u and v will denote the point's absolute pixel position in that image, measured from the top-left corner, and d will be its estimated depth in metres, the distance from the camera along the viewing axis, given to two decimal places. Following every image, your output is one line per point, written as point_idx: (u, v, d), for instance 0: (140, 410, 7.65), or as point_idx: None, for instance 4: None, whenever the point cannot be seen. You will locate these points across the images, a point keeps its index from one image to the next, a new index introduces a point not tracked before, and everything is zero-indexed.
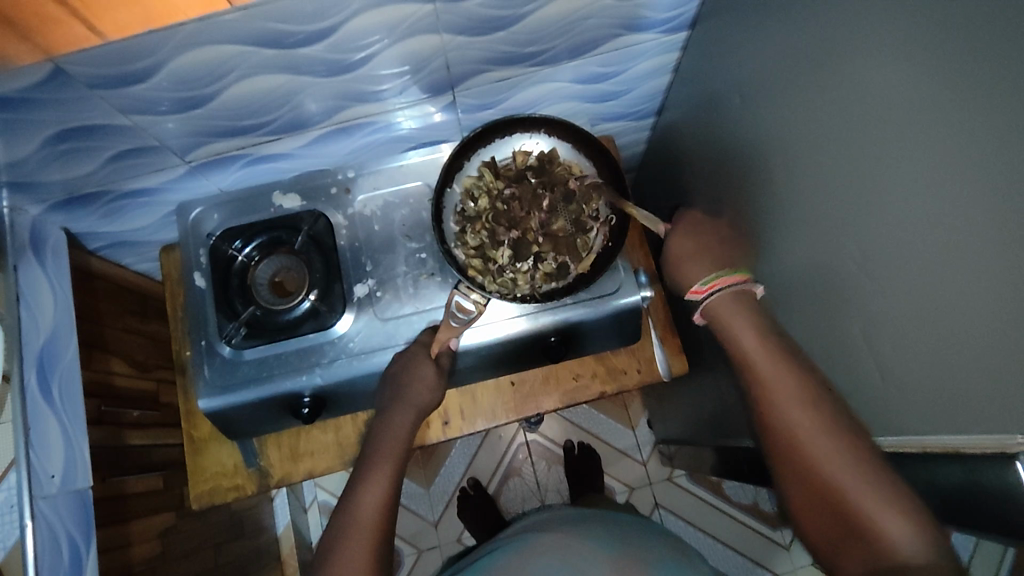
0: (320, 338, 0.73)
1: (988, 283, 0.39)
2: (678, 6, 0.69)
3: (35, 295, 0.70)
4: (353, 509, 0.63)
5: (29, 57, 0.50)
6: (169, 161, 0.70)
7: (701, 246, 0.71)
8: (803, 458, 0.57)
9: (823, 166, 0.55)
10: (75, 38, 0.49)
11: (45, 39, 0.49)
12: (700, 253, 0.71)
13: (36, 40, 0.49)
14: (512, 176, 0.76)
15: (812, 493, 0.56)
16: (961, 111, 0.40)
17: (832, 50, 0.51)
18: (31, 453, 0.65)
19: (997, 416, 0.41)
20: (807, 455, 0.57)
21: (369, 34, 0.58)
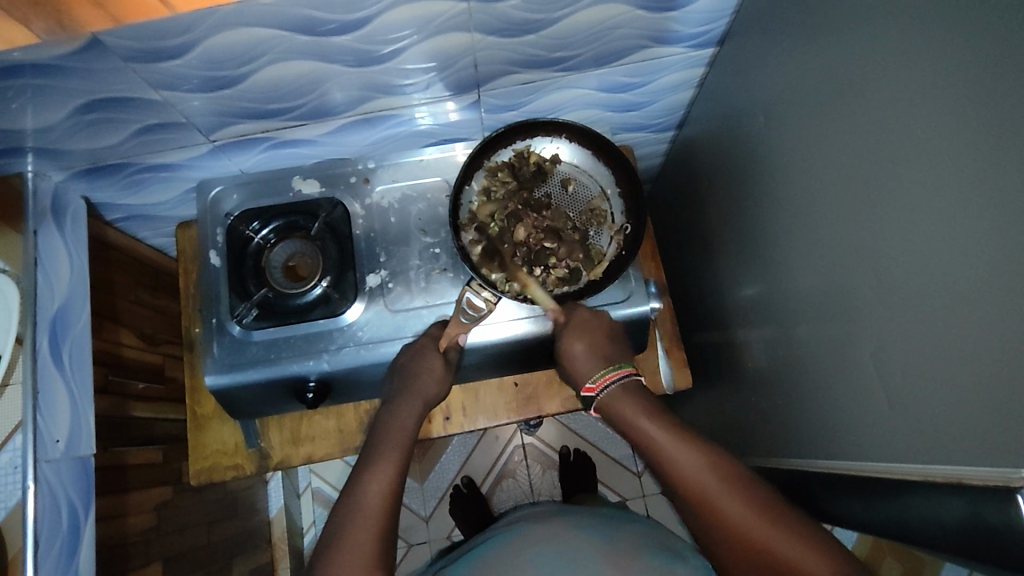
0: (330, 324, 0.74)
1: (998, 317, 0.40)
2: (708, 22, 0.70)
3: (52, 261, 0.71)
4: (359, 496, 0.61)
5: (97, 21, 0.50)
6: (194, 139, 0.71)
7: (592, 350, 0.70)
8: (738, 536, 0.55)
9: (842, 191, 0.55)
10: (142, 9, 0.49)
11: (117, 7, 0.49)
12: (593, 355, 0.70)
13: (109, 8, 0.49)
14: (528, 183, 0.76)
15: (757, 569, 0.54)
16: (980, 144, 0.40)
17: (858, 76, 0.52)
18: (37, 417, 0.66)
19: (1002, 450, 0.41)
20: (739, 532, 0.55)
21: (400, 28, 0.59)
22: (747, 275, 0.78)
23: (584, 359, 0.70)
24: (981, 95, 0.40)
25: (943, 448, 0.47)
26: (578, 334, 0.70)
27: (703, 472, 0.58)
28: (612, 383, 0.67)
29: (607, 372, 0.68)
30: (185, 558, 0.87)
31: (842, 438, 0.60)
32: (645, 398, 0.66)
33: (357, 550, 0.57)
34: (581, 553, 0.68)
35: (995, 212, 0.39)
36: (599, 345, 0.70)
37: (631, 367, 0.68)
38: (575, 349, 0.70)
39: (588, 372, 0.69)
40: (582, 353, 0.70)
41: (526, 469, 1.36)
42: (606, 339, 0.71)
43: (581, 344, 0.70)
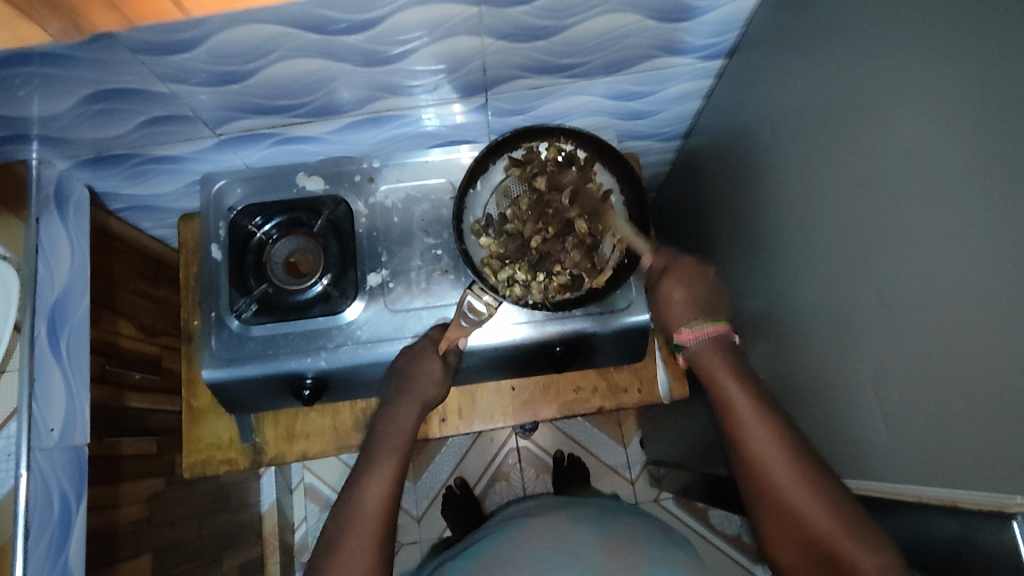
0: (329, 322, 0.74)
1: (999, 342, 0.40)
2: (718, 34, 0.70)
3: (53, 249, 0.71)
4: (357, 501, 0.61)
5: (111, 23, 0.51)
6: (199, 132, 0.71)
7: (693, 296, 0.71)
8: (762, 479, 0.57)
9: (846, 208, 0.55)
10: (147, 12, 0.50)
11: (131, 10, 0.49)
12: (693, 303, 0.71)
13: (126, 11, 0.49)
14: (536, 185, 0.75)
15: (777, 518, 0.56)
16: (985, 168, 0.40)
17: (866, 96, 0.52)
18: (33, 405, 0.66)
19: (999, 475, 0.41)
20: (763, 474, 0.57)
21: (411, 30, 0.59)
22: (748, 287, 0.77)
23: (681, 306, 0.71)
24: (988, 119, 0.40)
25: (938, 470, 0.47)
26: (681, 282, 0.72)
27: (755, 424, 0.59)
28: (704, 336, 0.68)
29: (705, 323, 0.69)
30: (175, 551, 0.87)
31: (837, 455, 0.60)
32: (717, 341, 0.67)
33: (354, 557, 0.57)
34: (579, 547, 0.68)
35: (999, 237, 0.39)
36: (696, 296, 0.71)
37: (726, 325, 0.69)
38: (675, 298, 0.71)
39: (682, 321, 0.70)
40: (682, 300, 0.71)
41: (520, 473, 1.36)
42: (705, 292, 0.72)
43: (681, 293, 0.71)
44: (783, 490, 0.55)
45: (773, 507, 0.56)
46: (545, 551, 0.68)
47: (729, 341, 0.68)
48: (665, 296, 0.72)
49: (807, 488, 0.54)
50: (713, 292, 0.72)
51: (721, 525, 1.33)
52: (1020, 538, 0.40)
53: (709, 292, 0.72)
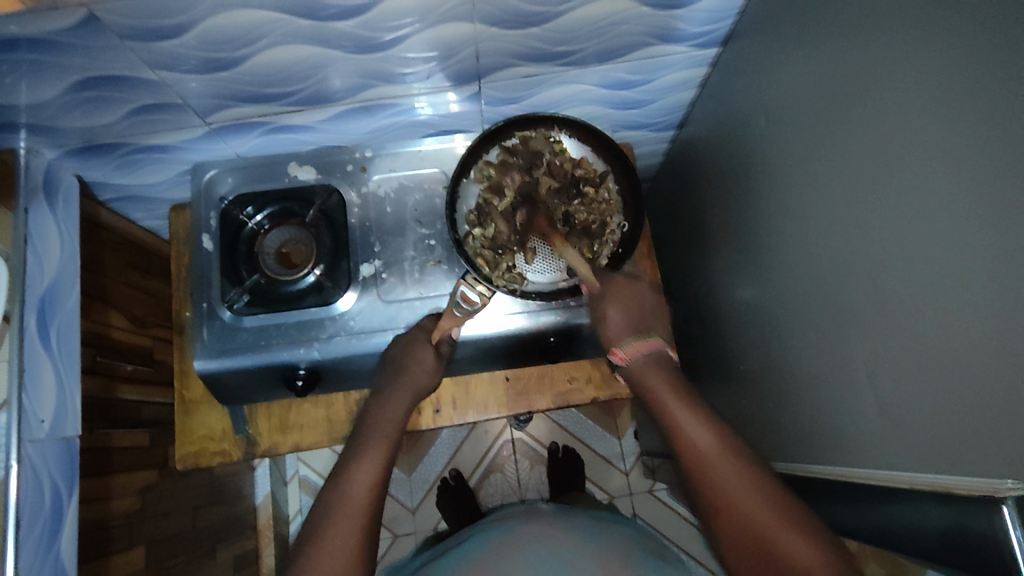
0: (322, 312, 0.74)
1: (995, 327, 0.39)
2: (712, 22, 0.69)
3: (42, 238, 0.70)
4: (345, 487, 0.60)
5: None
6: (189, 120, 0.70)
7: (625, 320, 0.69)
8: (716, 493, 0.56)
9: (840, 195, 0.55)
10: None
11: None
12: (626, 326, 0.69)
13: None
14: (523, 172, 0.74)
15: (735, 533, 0.54)
16: (979, 151, 0.40)
17: (860, 82, 0.51)
18: (23, 396, 0.65)
19: (993, 460, 0.41)
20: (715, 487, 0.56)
21: (402, 16, 0.58)
22: (742, 277, 0.77)
23: (619, 325, 0.69)
24: (980, 102, 0.40)
25: (932, 457, 0.47)
26: (616, 301, 0.70)
27: (708, 432, 0.59)
28: (640, 354, 0.67)
29: (637, 341, 0.67)
30: (168, 543, 0.86)
31: (831, 443, 0.60)
32: (670, 369, 0.66)
33: (338, 540, 0.57)
34: (569, 554, 0.68)
35: (992, 221, 0.39)
36: (636, 316, 0.70)
37: (654, 339, 0.68)
38: (610, 316, 0.70)
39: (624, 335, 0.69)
40: (619, 322, 0.69)
41: (515, 464, 1.36)
42: (642, 314, 0.70)
43: (619, 312, 0.70)
44: (740, 496, 0.55)
45: (731, 523, 0.54)
46: (538, 557, 0.68)
47: (665, 357, 0.67)
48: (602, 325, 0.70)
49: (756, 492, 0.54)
50: (647, 311, 0.71)
51: None
52: (1010, 523, 0.40)
53: (645, 315, 0.70)
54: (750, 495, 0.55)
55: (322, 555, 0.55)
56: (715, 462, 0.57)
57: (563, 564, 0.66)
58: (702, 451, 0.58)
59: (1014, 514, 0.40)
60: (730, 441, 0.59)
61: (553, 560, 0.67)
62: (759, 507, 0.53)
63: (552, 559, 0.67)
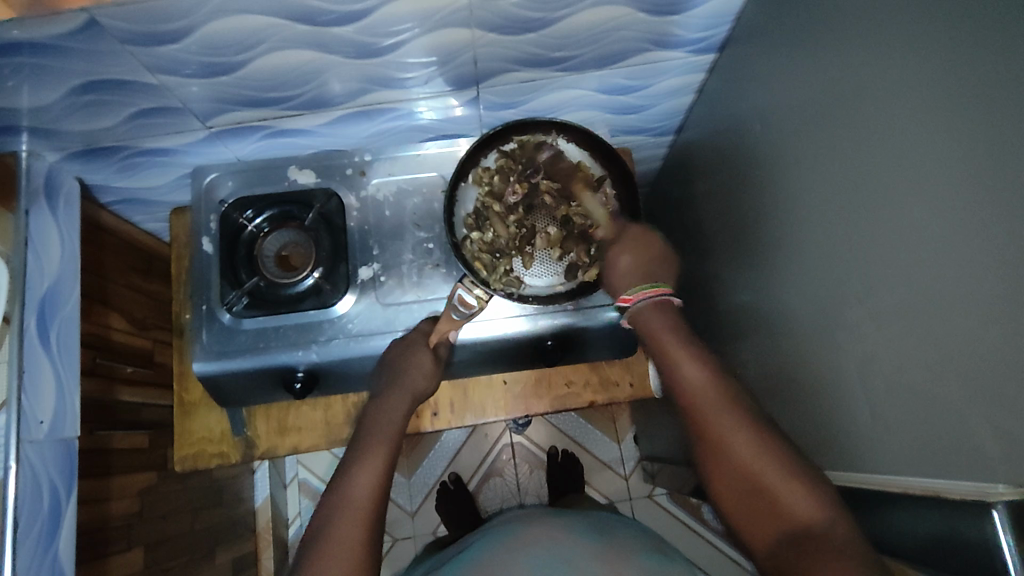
0: (321, 315, 0.74)
1: (986, 333, 0.40)
2: (709, 28, 0.70)
3: (43, 240, 0.71)
4: (346, 491, 0.61)
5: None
6: (190, 124, 0.70)
7: (639, 263, 0.71)
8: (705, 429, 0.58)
9: (835, 201, 0.55)
10: None
11: None
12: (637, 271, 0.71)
13: None
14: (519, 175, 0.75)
15: (724, 469, 0.56)
16: (972, 157, 0.40)
17: (854, 88, 0.52)
18: (22, 397, 0.66)
19: (985, 465, 0.41)
20: (706, 425, 0.58)
21: (401, 21, 0.59)
22: (738, 281, 0.78)
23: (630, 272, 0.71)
24: (972, 108, 0.40)
25: (923, 461, 0.47)
26: (629, 248, 0.71)
27: (704, 377, 0.61)
28: (646, 298, 0.69)
29: (649, 286, 0.69)
30: (167, 544, 0.87)
31: (824, 447, 0.61)
32: (673, 318, 0.67)
33: (342, 544, 0.56)
34: (575, 555, 0.68)
35: (984, 226, 0.39)
36: (646, 261, 0.71)
37: (666, 287, 0.69)
38: (621, 261, 0.71)
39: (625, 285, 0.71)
40: (628, 265, 0.71)
41: (514, 468, 1.36)
42: (654, 260, 0.71)
43: (630, 258, 0.71)
44: (728, 434, 0.56)
45: (722, 465, 0.56)
46: (541, 560, 0.68)
47: (671, 304, 0.69)
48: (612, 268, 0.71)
49: (748, 434, 0.56)
50: (659, 257, 0.72)
51: (714, 521, 1.34)
52: (1000, 527, 0.40)
53: (661, 262, 0.72)
54: (740, 435, 0.56)
55: (325, 559, 0.55)
56: (708, 400, 0.59)
57: (568, 565, 0.66)
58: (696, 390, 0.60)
59: (1006, 522, 0.40)
60: (723, 384, 0.60)
61: (558, 562, 0.67)
62: (744, 445, 0.55)
63: (557, 561, 0.67)
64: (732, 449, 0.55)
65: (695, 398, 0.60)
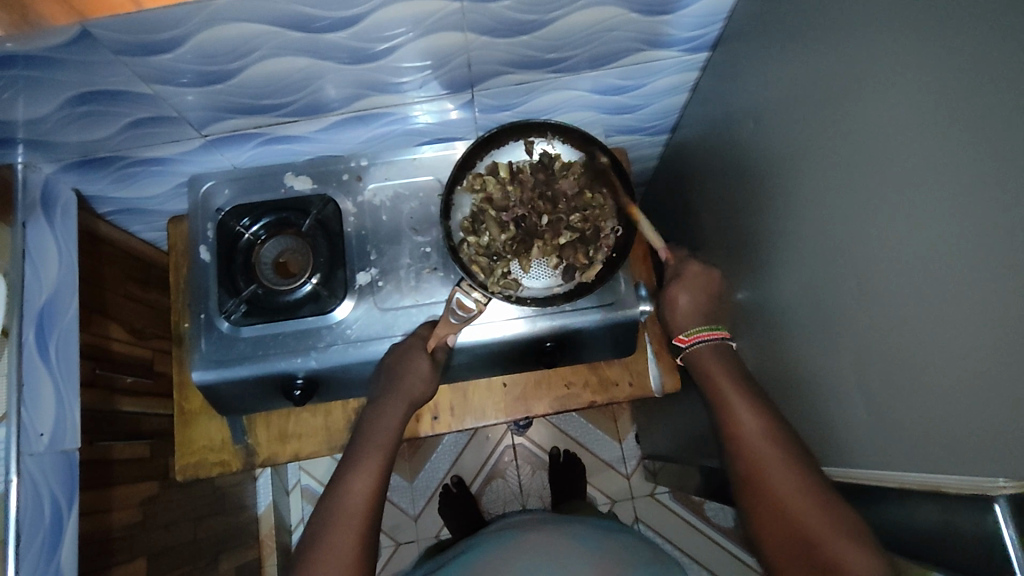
0: (319, 321, 0.74)
1: (983, 327, 0.40)
2: (702, 27, 0.70)
3: (40, 252, 0.71)
4: (341, 496, 0.61)
5: (61, 15, 0.50)
6: (185, 133, 0.70)
7: (695, 307, 0.71)
8: (760, 479, 0.57)
9: (830, 196, 0.55)
10: (103, 2, 0.50)
11: (80, 1, 0.49)
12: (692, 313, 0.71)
13: (73, 2, 0.49)
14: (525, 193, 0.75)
15: (775, 517, 0.55)
16: (964, 150, 0.40)
17: (848, 84, 0.52)
18: (22, 410, 0.66)
19: (984, 459, 0.41)
20: (760, 471, 0.57)
21: (394, 26, 0.59)
22: (736, 279, 0.78)
23: (687, 313, 0.72)
24: (964, 101, 0.40)
25: (921, 455, 0.47)
26: (687, 287, 0.71)
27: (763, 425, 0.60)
28: (702, 341, 0.70)
29: (706, 329, 0.70)
30: (170, 553, 0.87)
31: (825, 443, 0.61)
32: (731, 364, 0.67)
33: (337, 547, 0.57)
34: (570, 562, 0.68)
35: (979, 219, 0.39)
36: (704, 303, 0.72)
37: (723, 331, 0.70)
38: (680, 301, 0.71)
39: (692, 322, 0.71)
40: (687, 306, 0.71)
41: (516, 470, 1.36)
42: (709, 303, 0.72)
43: (689, 298, 0.71)
44: (780, 484, 0.56)
45: (775, 513, 0.55)
46: (536, 567, 0.68)
47: (728, 347, 0.69)
48: (672, 306, 0.72)
49: (802, 482, 0.55)
50: (714, 301, 0.72)
51: (717, 518, 1.34)
52: (1000, 523, 0.40)
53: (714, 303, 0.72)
54: (796, 487, 0.55)
55: None
56: (764, 447, 0.58)
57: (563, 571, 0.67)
58: (751, 435, 0.60)
59: (1007, 515, 0.40)
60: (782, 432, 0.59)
61: (553, 569, 0.67)
62: (795, 491, 0.55)
63: (552, 569, 0.67)
64: (784, 496, 0.55)
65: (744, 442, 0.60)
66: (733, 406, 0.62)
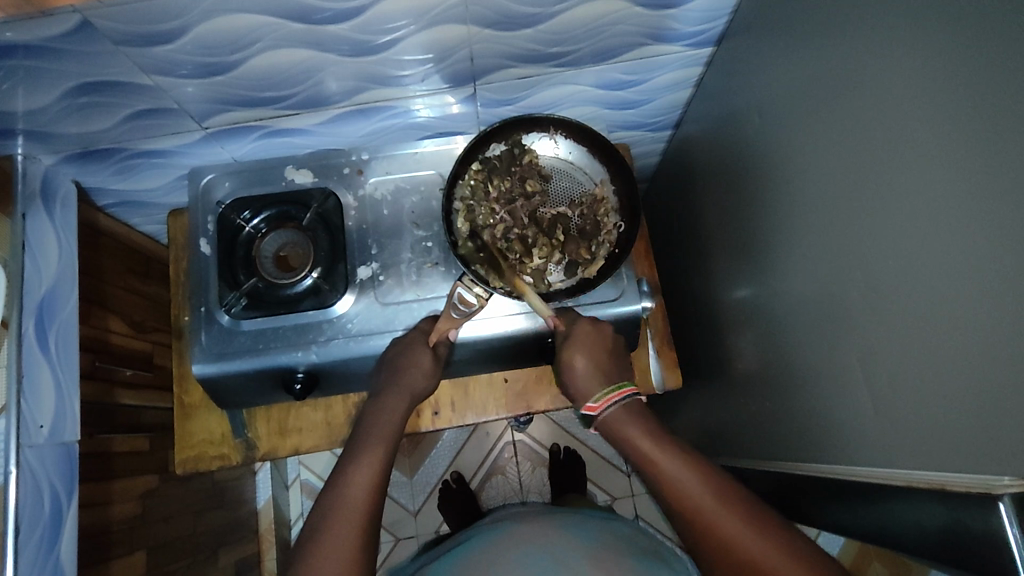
0: (320, 316, 0.74)
1: (988, 323, 0.39)
2: (707, 21, 0.69)
3: (40, 244, 0.71)
4: (342, 489, 0.60)
5: None
6: (186, 125, 0.70)
7: (596, 365, 0.69)
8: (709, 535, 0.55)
9: (835, 193, 0.55)
10: None
11: None
12: (594, 371, 0.69)
13: None
14: (529, 188, 0.75)
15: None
16: (969, 145, 0.40)
17: (853, 80, 0.51)
18: (22, 402, 0.65)
19: (989, 457, 0.41)
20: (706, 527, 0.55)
21: (397, 18, 0.58)
22: (739, 276, 0.77)
23: (585, 376, 0.69)
24: (970, 96, 0.40)
25: (928, 452, 0.46)
26: (580, 348, 0.69)
27: (694, 478, 0.58)
28: (613, 403, 0.66)
29: (613, 390, 0.67)
30: (169, 547, 0.87)
31: (829, 440, 0.60)
32: (648, 417, 0.65)
33: (336, 539, 0.56)
34: (566, 553, 0.67)
35: (985, 215, 0.39)
36: (602, 361, 0.70)
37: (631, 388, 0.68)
38: (576, 365, 0.69)
39: (591, 388, 0.69)
40: (585, 369, 0.69)
41: (516, 466, 1.36)
42: (608, 359, 0.70)
43: (586, 361, 0.69)
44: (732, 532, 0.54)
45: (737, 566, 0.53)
46: (532, 557, 0.67)
47: (638, 402, 0.67)
48: (567, 369, 0.70)
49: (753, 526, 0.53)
50: (610, 356, 0.70)
51: None
52: (1006, 523, 0.40)
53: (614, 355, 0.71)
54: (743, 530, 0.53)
55: (320, 556, 0.55)
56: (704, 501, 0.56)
57: (559, 563, 0.66)
58: (679, 483, 0.58)
59: (1011, 514, 0.40)
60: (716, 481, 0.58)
61: (548, 559, 0.67)
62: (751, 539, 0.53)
63: (547, 559, 0.67)
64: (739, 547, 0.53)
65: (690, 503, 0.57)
66: (660, 464, 0.60)
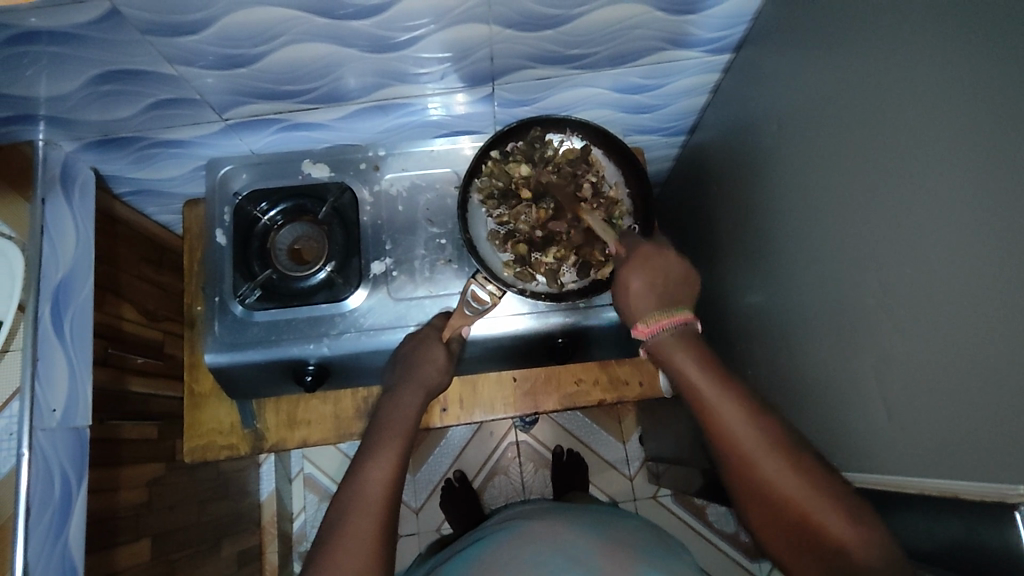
0: (333, 309, 0.74)
1: (1003, 333, 0.40)
2: (725, 28, 0.70)
3: (58, 229, 0.71)
4: (360, 485, 0.60)
5: None
6: (205, 116, 0.71)
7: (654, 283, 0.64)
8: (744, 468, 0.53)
9: (850, 200, 0.55)
10: None
11: None
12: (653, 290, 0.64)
13: None
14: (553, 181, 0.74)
15: (769, 515, 0.52)
16: (987, 156, 0.40)
17: (870, 90, 0.52)
18: (35, 384, 0.66)
19: (1001, 467, 0.41)
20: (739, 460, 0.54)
21: (418, 16, 0.59)
22: (750, 282, 0.78)
23: (641, 296, 0.64)
24: (989, 107, 0.40)
25: (939, 460, 0.47)
26: (638, 266, 0.65)
27: (737, 412, 0.55)
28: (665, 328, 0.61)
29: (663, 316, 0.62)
30: (175, 535, 0.87)
31: (839, 447, 0.61)
32: (699, 346, 0.60)
33: (356, 536, 0.56)
34: (578, 550, 0.68)
35: (1001, 226, 0.39)
36: (661, 284, 0.64)
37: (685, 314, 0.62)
38: (632, 283, 0.65)
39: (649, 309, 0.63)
40: (640, 287, 0.64)
41: (519, 467, 1.36)
42: (669, 283, 0.65)
43: (643, 281, 0.64)
44: (767, 472, 0.52)
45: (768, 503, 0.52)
46: (544, 553, 0.68)
47: (692, 330, 0.62)
48: (624, 288, 0.65)
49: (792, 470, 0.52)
50: (672, 280, 0.65)
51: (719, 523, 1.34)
52: None
53: (676, 278, 0.65)
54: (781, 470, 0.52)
55: (338, 555, 0.55)
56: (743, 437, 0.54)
57: (571, 560, 0.66)
58: (720, 411, 0.56)
59: None
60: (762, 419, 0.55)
61: (561, 554, 0.67)
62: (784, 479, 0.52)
63: (560, 554, 0.67)
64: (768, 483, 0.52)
65: (724, 430, 0.55)
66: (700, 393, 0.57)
